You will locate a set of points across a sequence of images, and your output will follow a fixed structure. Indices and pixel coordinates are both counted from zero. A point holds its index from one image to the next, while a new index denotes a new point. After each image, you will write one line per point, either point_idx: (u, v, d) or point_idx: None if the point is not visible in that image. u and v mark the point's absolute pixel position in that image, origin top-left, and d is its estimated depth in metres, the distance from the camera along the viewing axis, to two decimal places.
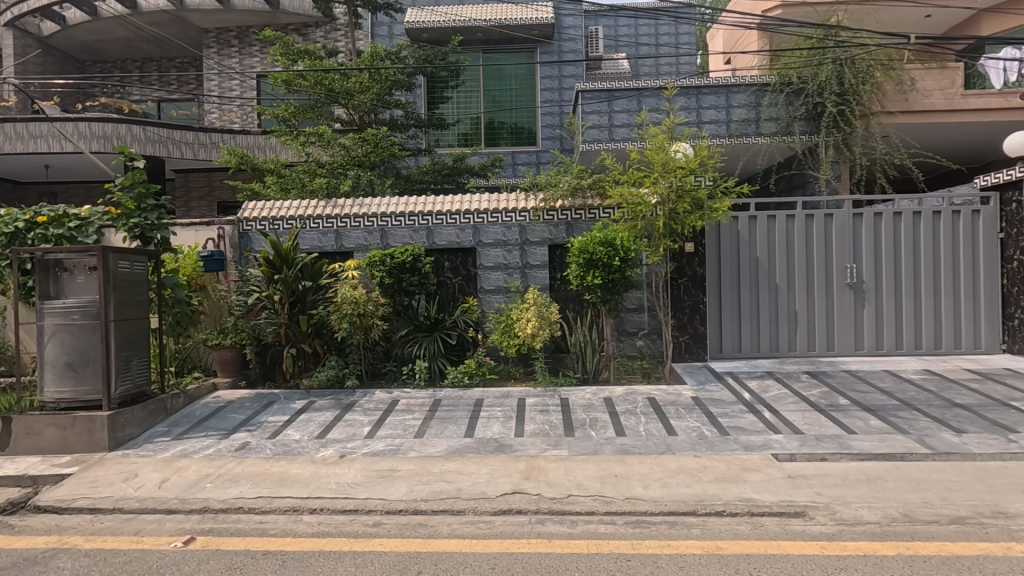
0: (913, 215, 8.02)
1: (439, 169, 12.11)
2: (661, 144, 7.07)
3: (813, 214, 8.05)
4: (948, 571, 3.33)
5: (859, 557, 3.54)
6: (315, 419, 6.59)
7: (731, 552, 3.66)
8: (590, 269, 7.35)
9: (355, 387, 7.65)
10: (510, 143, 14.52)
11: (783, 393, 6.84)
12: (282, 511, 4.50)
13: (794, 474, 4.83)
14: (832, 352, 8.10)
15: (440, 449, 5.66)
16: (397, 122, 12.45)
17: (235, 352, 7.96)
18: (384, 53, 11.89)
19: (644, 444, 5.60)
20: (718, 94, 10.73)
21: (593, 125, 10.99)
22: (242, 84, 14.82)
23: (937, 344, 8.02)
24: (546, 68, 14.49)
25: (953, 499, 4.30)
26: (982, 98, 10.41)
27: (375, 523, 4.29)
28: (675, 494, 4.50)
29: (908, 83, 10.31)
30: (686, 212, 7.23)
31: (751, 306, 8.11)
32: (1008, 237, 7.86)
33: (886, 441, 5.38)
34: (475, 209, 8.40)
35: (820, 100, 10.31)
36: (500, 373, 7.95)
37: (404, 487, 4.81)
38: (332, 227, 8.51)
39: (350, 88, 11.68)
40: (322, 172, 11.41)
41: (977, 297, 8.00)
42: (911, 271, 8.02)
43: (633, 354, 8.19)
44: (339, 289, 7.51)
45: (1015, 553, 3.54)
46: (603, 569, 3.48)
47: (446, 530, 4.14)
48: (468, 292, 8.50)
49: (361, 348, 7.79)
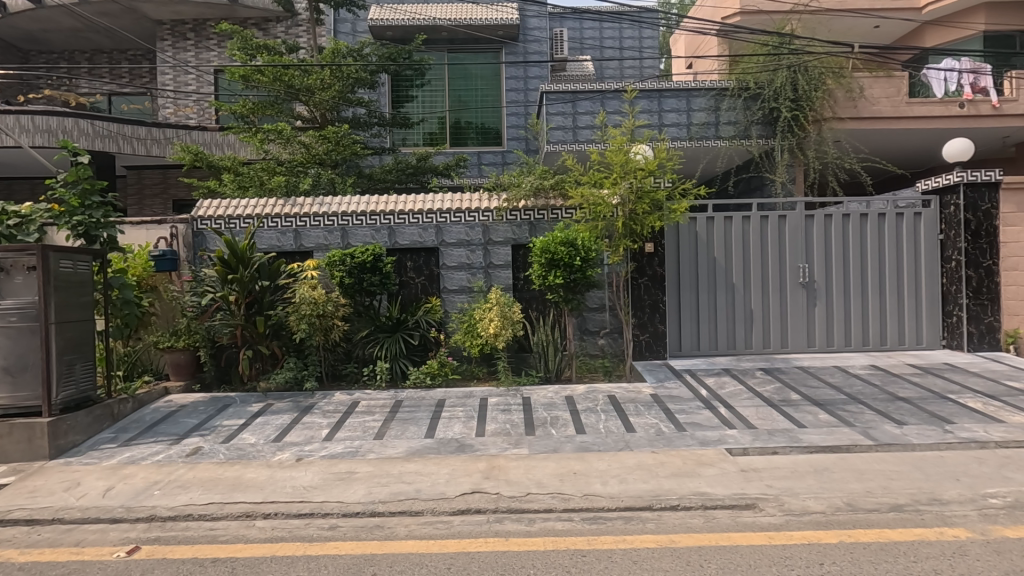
0: (861, 217, 8.35)
1: (402, 168, 11.97)
2: (620, 146, 7.15)
3: (768, 215, 8.29)
4: (885, 557, 3.48)
5: (803, 545, 3.66)
6: (272, 423, 6.44)
7: (683, 545, 3.73)
8: (552, 269, 7.40)
9: (314, 390, 7.51)
10: (476, 144, 14.49)
11: (738, 389, 7.03)
12: (233, 516, 4.37)
13: (746, 468, 4.98)
14: (785, 349, 8.37)
15: (400, 450, 5.61)
16: (359, 120, 12.36)
17: (189, 354, 7.69)
18: (346, 51, 11.72)
19: (604, 441, 5.67)
20: (679, 98, 11.00)
21: (557, 126, 11.05)
22: (198, 78, 14.39)
23: (882, 340, 8.37)
24: (511, 69, 14.57)
25: (893, 488, 4.50)
26: (926, 106, 10.94)
27: (330, 526, 4.21)
28: (631, 490, 4.58)
29: (857, 91, 10.71)
30: (645, 213, 7.35)
31: (708, 305, 8.31)
32: (947, 238, 8.26)
33: (833, 434, 5.59)
34: (437, 208, 8.36)
35: (775, 105, 10.62)
36: (462, 373, 7.93)
37: (362, 489, 4.74)
38: (291, 226, 8.34)
39: (311, 85, 11.48)
40: (281, 170, 11.22)
41: (919, 295, 8.40)
42: (859, 271, 8.35)
43: (594, 353, 8.32)
44: (297, 289, 7.36)
45: (947, 537, 3.73)
46: (558, 566, 3.50)
47: (403, 531, 4.10)
48: (431, 292, 8.45)
49: (320, 349, 7.66)
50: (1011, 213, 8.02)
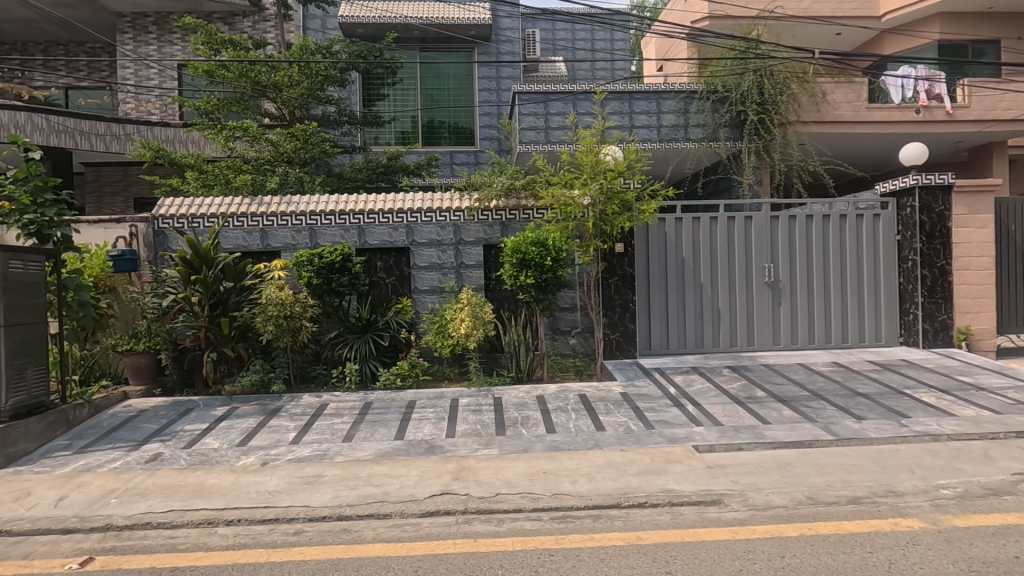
0: (823, 219, 8.58)
1: (373, 167, 11.83)
2: (590, 147, 7.20)
3: (734, 216, 8.46)
4: (843, 548, 3.59)
5: (765, 539, 3.75)
6: (237, 427, 6.29)
7: (650, 542, 3.78)
8: (523, 269, 7.41)
9: (282, 392, 7.36)
10: (448, 143, 14.41)
11: (706, 386, 7.16)
12: (194, 524, 4.25)
13: (713, 464, 5.06)
14: (752, 347, 8.55)
15: (369, 452, 5.54)
16: (329, 118, 12.17)
17: (150, 357, 7.47)
18: (315, 47, 11.52)
19: (574, 440, 5.71)
20: (649, 100, 11.14)
21: (529, 127, 11.08)
22: (161, 73, 13.97)
23: (844, 337, 8.62)
24: (483, 69, 14.56)
25: (852, 481, 4.64)
26: (884, 111, 11.33)
27: (295, 531, 4.13)
28: (600, 488, 4.61)
29: (820, 96, 11.04)
30: (615, 213, 7.41)
31: (677, 304, 8.44)
32: (904, 239, 8.56)
33: (795, 430, 5.73)
34: (408, 208, 8.28)
35: (742, 108, 10.87)
36: (434, 374, 7.87)
37: (329, 493, 4.67)
38: (257, 226, 8.16)
39: (278, 82, 11.29)
40: (247, 168, 11.03)
41: (878, 294, 8.67)
42: (822, 271, 8.58)
43: (566, 352, 8.36)
44: (264, 289, 7.20)
45: (901, 527, 3.86)
46: (526, 566, 3.51)
47: (371, 535, 4.05)
48: (402, 292, 8.38)
49: (288, 351, 7.52)
50: (963, 214, 8.35)
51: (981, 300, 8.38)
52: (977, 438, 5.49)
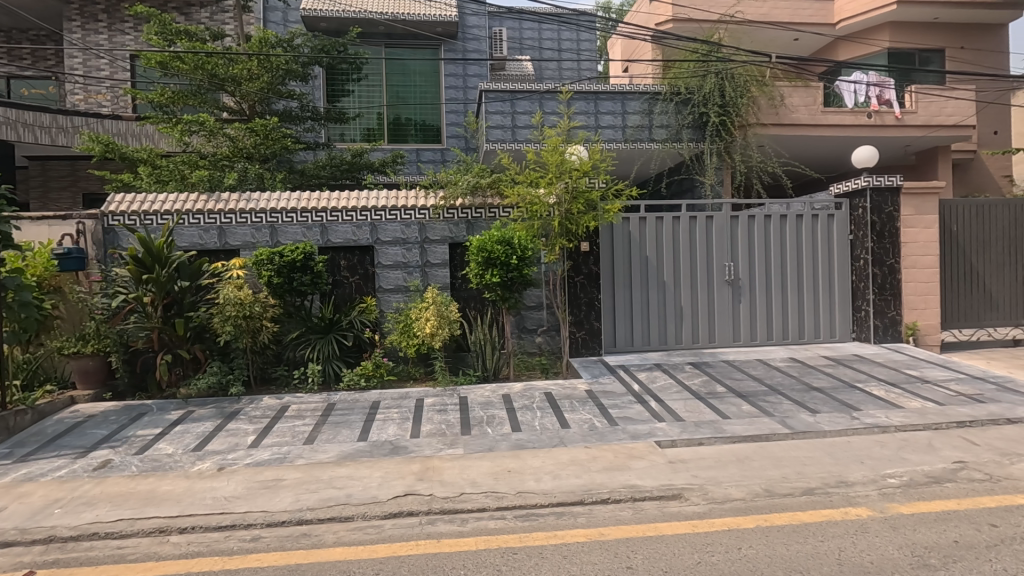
0: (781, 219, 8.84)
1: (336, 164, 11.63)
2: (556, 146, 7.21)
3: (696, 216, 8.63)
4: (796, 538, 3.70)
5: (723, 532, 3.83)
6: (192, 431, 6.08)
7: (612, 537, 3.82)
8: (489, 267, 7.41)
9: (241, 394, 7.16)
10: (415, 141, 14.26)
11: (668, 383, 7.30)
12: (144, 533, 4.08)
13: (674, 459, 5.16)
14: (713, 343, 8.74)
15: (331, 454, 5.43)
16: (291, 113, 11.86)
17: (99, 360, 7.20)
18: (275, 40, 11.23)
19: (539, 438, 5.73)
20: (614, 100, 11.25)
21: (495, 125, 11.08)
22: (112, 63, 13.40)
23: (801, 334, 8.90)
24: (450, 66, 14.47)
25: (807, 473, 4.79)
26: (839, 115, 11.74)
27: (253, 537, 4.01)
28: (564, 486, 4.64)
29: (778, 99, 11.37)
30: (580, 213, 7.45)
31: (641, 302, 8.57)
32: (856, 239, 8.89)
33: (754, 424, 5.89)
34: (372, 206, 8.16)
35: (704, 110, 11.12)
36: (399, 374, 7.77)
37: (289, 497, 4.56)
38: (215, 223, 7.91)
39: (236, 75, 10.99)
40: (203, 164, 10.70)
41: (833, 292, 8.98)
42: (780, 269, 8.83)
43: (532, 351, 8.39)
44: (221, 289, 6.98)
45: (851, 516, 4.01)
46: (489, 565, 3.49)
47: (332, 538, 3.97)
48: (366, 291, 8.25)
49: (247, 352, 7.32)
50: (911, 215, 8.72)
51: (926, 297, 8.76)
52: (922, 429, 5.74)
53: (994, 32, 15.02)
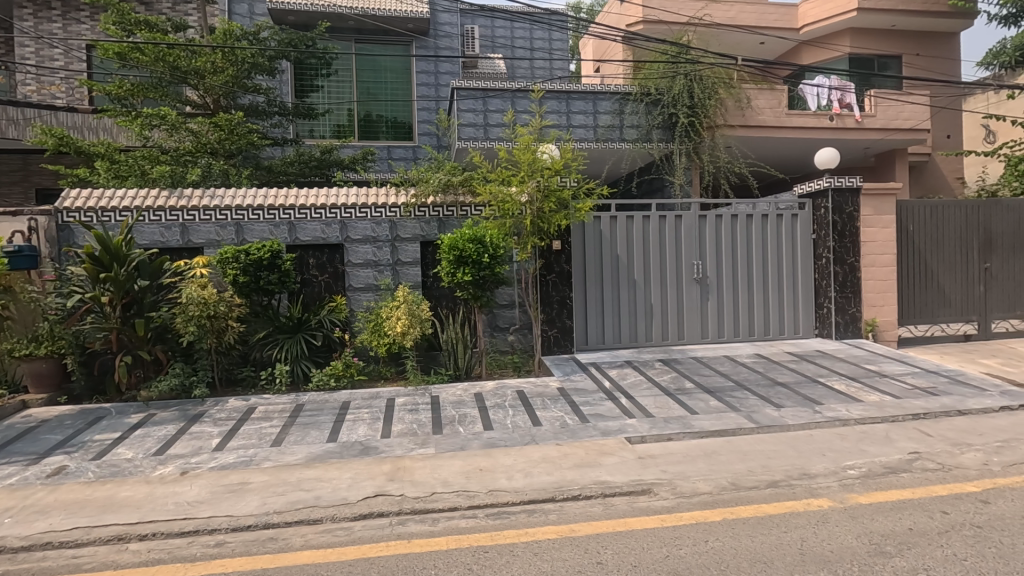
0: (747, 218, 9.04)
1: (305, 160, 11.42)
2: (528, 145, 7.22)
3: (666, 215, 8.76)
4: (761, 530, 3.79)
5: (691, 525, 3.90)
6: (153, 435, 5.90)
7: (583, 533, 3.85)
8: (460, 266, 7.40)
9: (205, 396, 6.97)
10: (386, 138, 14.10)
11: (638, 379, 7.40)
12: (101, 541, 3.93)
13: (643, 455, 5.23)
14: (682, 340, 8.90)
15: (299, 456, 5.34)
16: (257, 108, 11.61)
17: (53, 362, 6.90)
18: (240, 33, 10.95)
19: (510, 436, 5.73)
20: (586, 100, 11.33)
21: (467, 123, 11.05)
22: (66, 54, 12.87)
23: (766, 330, 9.13)
24: (422, 63, 14.35)
25: (771, 466, 4.92)
26: (802, 118, 12.08)
27: (217, 543, 3.91)
28: (535, 483, 4.66)
29: (745, 101, 11.63)
30: (552, 211, 7.46)
31: (612, 300, 8.66)
32: (818, 238, 9.16)
33: (721, 419, 6.02)
34: (342, 204, 8.03)
35: (674, 111, 11.31)
36: (369, 374, 7.68)
37: (255, 500, 4.46)
38: (177, 221, 7.67)
39: (199, 68, 10.68)
40: (165, 159, 10.38)
41: (796, 290, 9.23)
42: (746, 268, 9.03)
43: (504, 349, 8.40)
44: (184, 288, 6.77)
45: (813, 507, 4.13)
46: (460, 564, 3.48)
47: (300, 542, 3.89)
48: (336, 290, 8.12)
49: (212, 353, 7.13)
50: (870, 215, 9.01)
51: (884, 295, 9.08)
52: (880, 422, 5.95)
53: (949, 40, 15.60)
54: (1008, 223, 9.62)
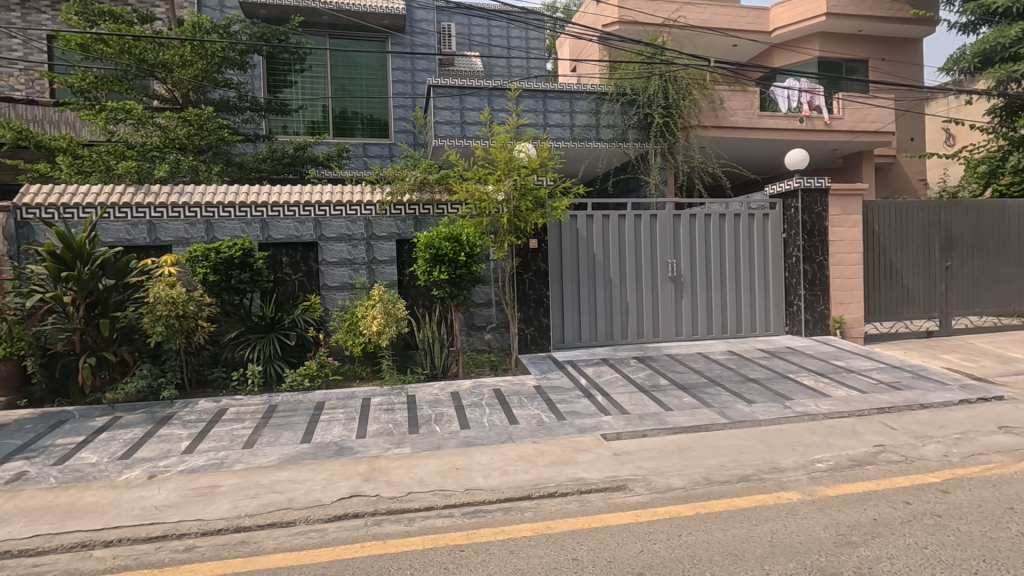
0: (720, 218, 9.19)
1: (278, 157, 11.21)
2: (504, 143, 7.22)
3: (641, 214, 8.85)
4: (733, 523, 3.86)
5: (665, 520, 3.95)
6: (119, 438, 5.73)
7: (558, 530, 3.87)
8: (437, 264, 7.36)
9: (174, 398, 6.81)
10: (362, 135, 13.94)
11: (614, 376, 7.49)
12: (63, 548, 3.80)
13: (619, 451, 5.28)
14: (657, 338, 9.02)
15: (272, 458, 5.25)
16: (228, 103, 11.37)
17: (12, 365, 6.66)
18: (210, 26, 10.70)
19: (487, 434, 5.73)
20: (562, 99, 11.39)
21: (444, 121, 11.01)
22: (25, 44, 12.41)
23: (738, 328, 9.30)
24: (398, 59, 14.21)
25: (743, 460, 5.02)
26: (774, 119, 12.33)
27: (186, 548, 3.81)
28: (512, 481, 4.66)
29: (718, 103, 11.82)
30: (529, 210, 7.46)
31: (589, 298, 8.73)
32: (789, 237, 9.36)
33: (694, 415, 6.11)
34: (315, 201, 7.91)
35: (649, 111, 11.44)
36: (345, 373, 7.60)
37: (226, 503, 4.37)
38: (144, 218, 7.46)
39: (167, 61, 10.41)
40: (131, 154, 10.09)
41: (767, 288, 9.42)
42: (719, 266, 9.19)
43: (482, 348, 8.40)
44: (151, 287, 6.59)
45: (782, 500, 4.22)
46: (435, 564, 3.47)
47: (272, 545, 3.82)
48: (310, 289, 8.00)
49: (181, 354, 6.95)
50: (838, 215, 9.26)
51: (851, 292, 9.33)
52: (847, 416, 6.13)
53: (913, 46, 16.12)
54: (968, 223, 9.98)
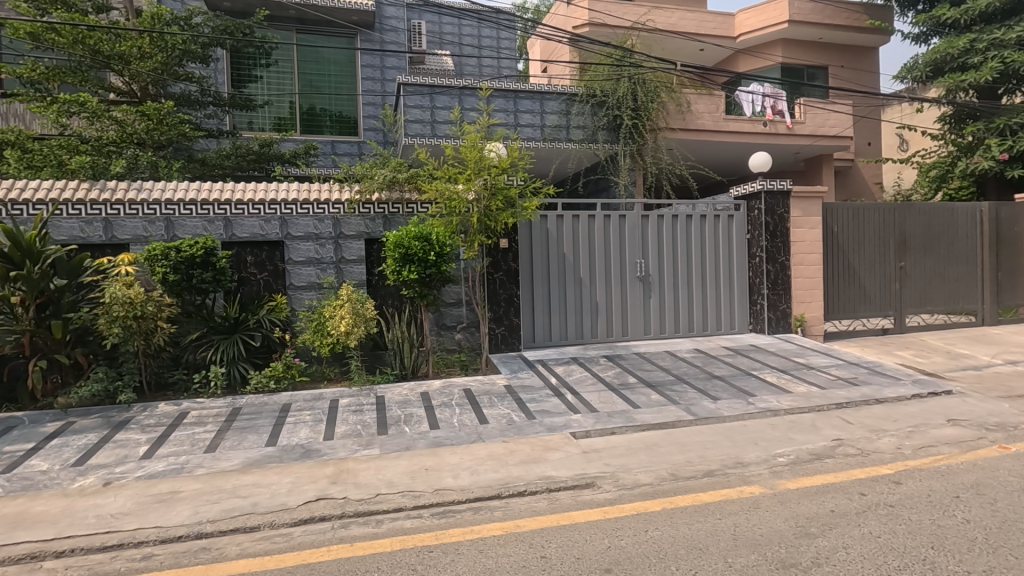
0: (687, 219, 9.37)
1: (242, 153, 10.92)
2: (475, 143, 7.21)
3: (610, 215, 8.95)
4: (697, 518, 3.94)
5: (632, 516, 4.01)
6: (72, 444, 5.51)
7: (527, 529, 3.89)
8: (406, 264, 7.31)
9: (132, 402, 6.57)
10: (330, 132, 13.72)
11: (584, 375, 7.56)
12: (11, 560, 3.63)
13: (588, 449, 5.33)
14: (626, 336, 9.14)
15: (235, 462, 5.12)
16: (190, 97, 11.04)
17: None
18: (171, 17, 10.37)
19: (457, 434, 5.72)
20: (533, 100, 11.44)
21: (414, 120, 10.93)
22: None
23: (704, 326, 9.50)
24: (367, 57, 14.03)
25: (708, 456, 5.13)
26: (738, 123, 12.64)
27: (143, 556, 3.68)
28: (482, 480, 4.66)
29: (685, 106, 12.03)
30: (499, 210, 7.45)
31: (559, 298, 8.78)
32: (753, 238, 9.59)
33: (662, 412, 6.22)
34: (281, 199, 7.75)
35: (618, 113, 11.58)
36: (312, 374, 7.48)
37: (187, 509, 4.24)
38: (99, 215, 7.18)
39: (124, 53, 10.05)
40: (85, 149, 9.71)
41: (732, 287, 9.64)
42: (686, 266, 9.36)
43: (452, 347, 8.38)
44: (107, 287, 6.33)
45: (745, 494, 4.33)
46: (404, 565, 3.44)
47: (235, 551, 3.73)
48: (276, 289, 7.83)
49: (139, 356, 6.70)
50: (799, 217, 9.55)
51: (812, 291, 9.63)
52: (807, 411, 6.32)
53: (869, 54, 16.73)
54: (920, 225, 10.41)
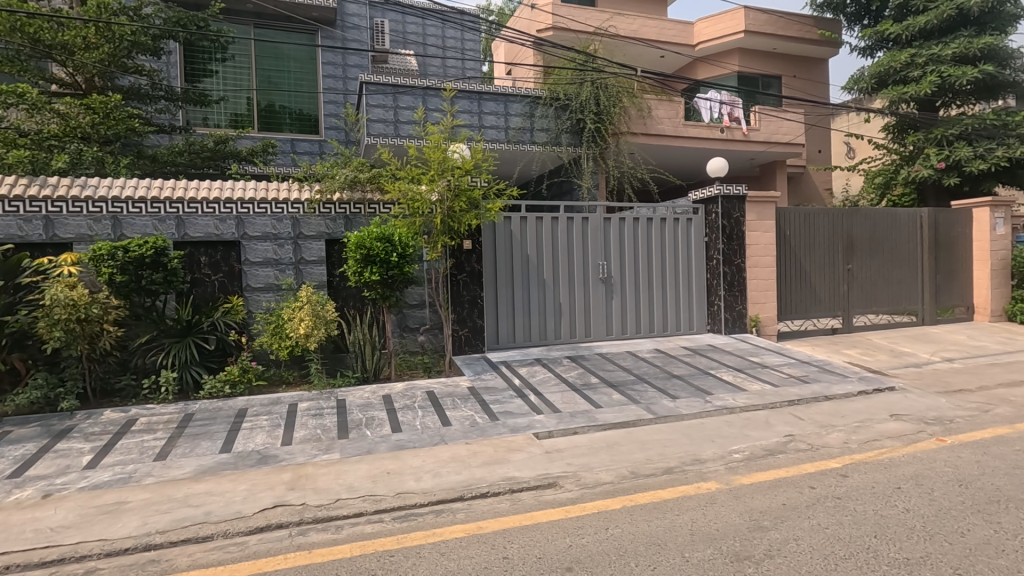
0: (648, 222, 9.55)
1: (195, 150, 10.56)
2: (438, 143, 7.16)
3: (574, 217, 9.04)
4: (656, 515, 4.02)
5: (593, 515, 4.06)
6: (8, 455, 5.20)
7: (489, 530, 3.88)
8: (368, 265, 7.20)
9: (74, 409, 6.26)
10: (290, 130, 13.40)
11: (547, 376, 7.61)
12: None
13: (550, 449, 5.37)
14: (588, 337, 9.25)
15: (188, 469, 4.94)
16: (139, 91, 10.60)
17: None
18: (119, 7, 9.94)
19: (419, 437, 5.67)
20: (497, 102, 11.46)
21: (376, 119, 10.80)
22: None
23: (664, 327, 9.72)
24: (328, 54, 13.77)
25: (667, 453, 5.24)
26: (697, 128, 12.98)
27: (86, 571, 3.51)
28: (444, 483, 4.64)
29: (646, 111, 12.29)
30: (462, 211, 7.43)
31: (522, 300, 8.82)
32: (711, 241, 9.86)
33: (622, 411, 6.33)
34: (237, 198, 7.53)
35: (581, 116, 11.72)
36: (269, 378, 7.28)
37: (134, 521, 4.06)
38: (38, 213, 6.81)
39: (68, 43, 9.58)
40: (23, 142, 9.20)
41: (691, 288, 9.89)
42: (647, 268, 9.54)
43: (415, 350, 8.29)
44: (47, 288, 6.00)
45: (702, 490, 4.45)
46: (364, 571, 3.38)
47: (186, 562, 3.59)
48: (231, 290, 7.60)
49: (83, 361, 6.40)
50: (754, 221, 9.87)
51: (766, 293, 9.97)
52: (761, 408, 6.54)
53: (819, 65, 17.47)
54: (866, 229, 10.91)
